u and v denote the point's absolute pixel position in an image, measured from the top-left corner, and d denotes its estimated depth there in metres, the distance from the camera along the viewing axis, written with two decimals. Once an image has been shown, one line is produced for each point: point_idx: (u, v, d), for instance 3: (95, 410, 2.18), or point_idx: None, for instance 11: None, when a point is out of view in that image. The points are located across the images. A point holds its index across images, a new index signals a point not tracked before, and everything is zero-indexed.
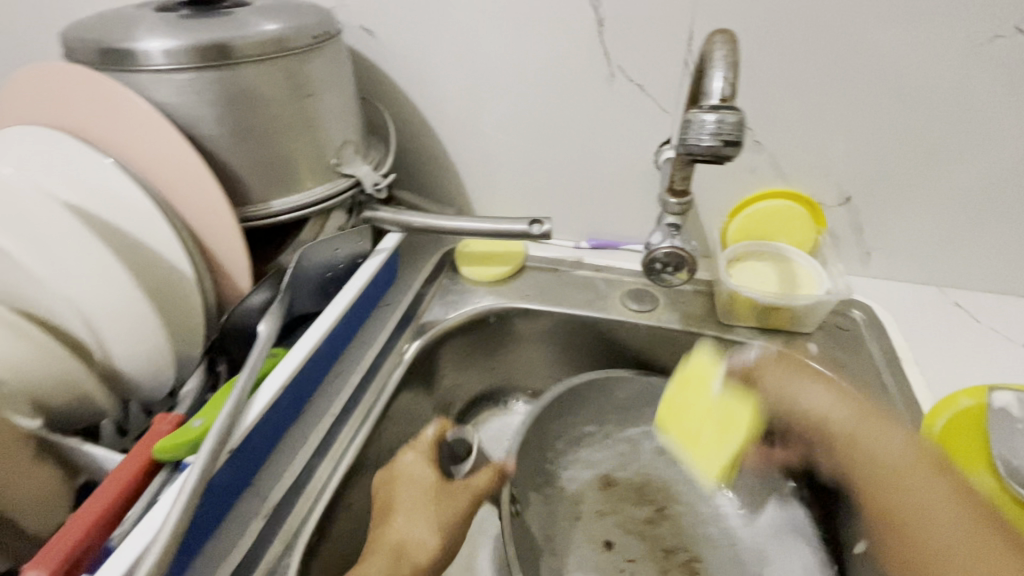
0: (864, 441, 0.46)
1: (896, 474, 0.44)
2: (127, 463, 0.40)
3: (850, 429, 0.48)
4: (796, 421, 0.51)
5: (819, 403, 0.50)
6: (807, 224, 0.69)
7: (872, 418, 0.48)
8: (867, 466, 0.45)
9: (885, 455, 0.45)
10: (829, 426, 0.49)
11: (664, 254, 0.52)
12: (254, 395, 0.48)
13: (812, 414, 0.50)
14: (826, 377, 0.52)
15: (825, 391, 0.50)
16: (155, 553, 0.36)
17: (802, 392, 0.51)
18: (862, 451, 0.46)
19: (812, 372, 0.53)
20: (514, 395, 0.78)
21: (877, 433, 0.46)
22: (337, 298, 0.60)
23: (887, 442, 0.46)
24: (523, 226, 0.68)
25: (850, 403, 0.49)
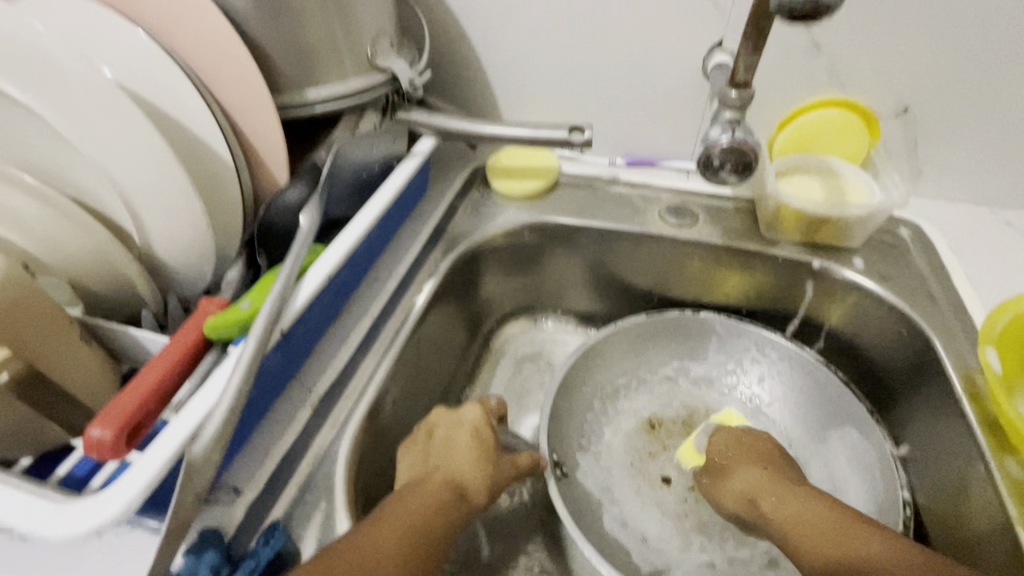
0: (793, 511, 0.48)
1: (821, 537, 0.44)
2: (180, 335, 0.40)
3: (777, 504, 0.49)
4: (736, 497, 0.53)
5: (750, 484, 0.52)
6: (861, 135, 0.66)
7: (796, 491, 0.50)
8: (798, 531, 0.46)
9: (808, 514, 0.47)
10: (759, 504, 0.51)
11: (723, 150, 0.50)
12: (301, 283, 0.46)
13: (748, 496, 0.52)
14: (760, 459, 0.55)
15: (754, 468, 0.53)
16: (218, 416, 0.35)
17: (738, 479, 0.54)
18: (792, 519, 0.47)
19: (747, 451, 0.56)
20: (546, 313, 0.77)
21: (803, 503, 0.48)
22: (375, 195, 0.57)
23: (809, 506, 0.48)
24: (563, 134, 0.63)
25: (779, 482, 0.51)
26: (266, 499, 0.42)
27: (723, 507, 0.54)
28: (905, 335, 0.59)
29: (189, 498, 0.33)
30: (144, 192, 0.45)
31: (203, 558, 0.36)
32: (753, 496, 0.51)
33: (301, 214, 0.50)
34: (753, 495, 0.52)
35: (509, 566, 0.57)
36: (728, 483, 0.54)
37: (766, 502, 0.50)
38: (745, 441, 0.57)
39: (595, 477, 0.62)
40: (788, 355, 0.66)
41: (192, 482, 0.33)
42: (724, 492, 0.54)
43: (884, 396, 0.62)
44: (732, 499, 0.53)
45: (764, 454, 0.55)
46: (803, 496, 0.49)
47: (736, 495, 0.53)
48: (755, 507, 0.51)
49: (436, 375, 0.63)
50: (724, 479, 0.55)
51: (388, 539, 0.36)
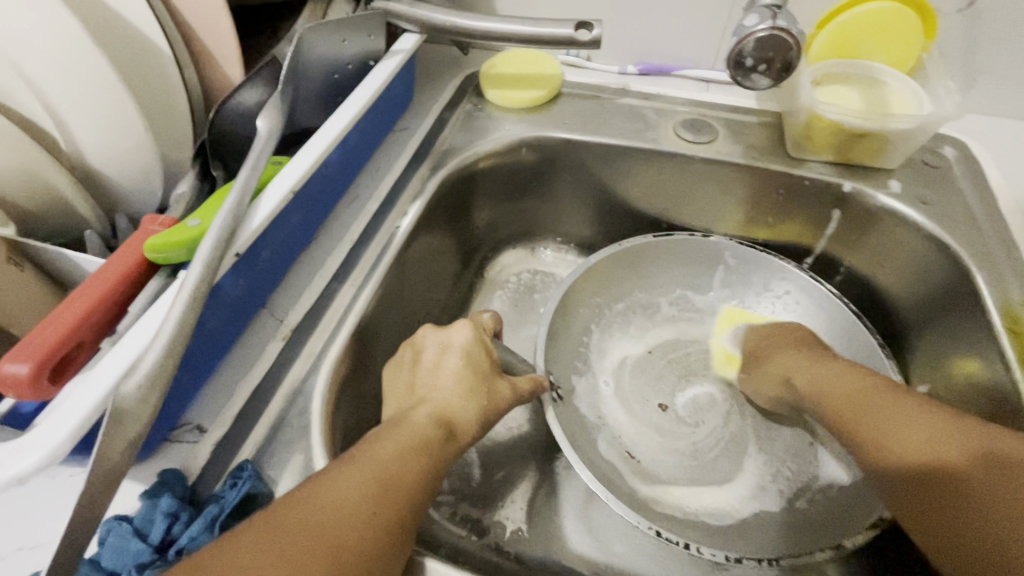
0: (831, 383, 0.47)
1: (845, 399, 0.45)
2: (115, 260, 0.34)
3: (811, 378, 0.49)
4: (771, 377, 0.52)
5: (788, 365, 0.51)
6: (914, 36, 0.56)
7: (837, 367, 0.48)
8: (830, 397, 0.47)
9: (853, 385, 0.46)
10: (798, 381, 0.49)
11: (756, 45, 0.42)
12: (261, 198, 0.39)
13: (783, 377, 0.51)
14: (794, 340, 0.53)
15: (794, 351, 0.52)
16: (155, 355, 0.30)
17: (775, 362, 0.52)
18: (837, 395, 0.46)
19: (787, 337, 0.54)
20: (543, 241, 0.71)
21: (854, 384, 0.46)
22: (347, 100, 0.49)
23: (852, 378, 0.47)
24: (568, 32, 0.51)
25: (811, 356, 0.50)
26: (234, 439, 0.38)
27: (757, 392, 0.54)
28: (939, 265, 0.53)
29: (123, 443, 0.29)
30: (62, 90, 0.38)
31: (159, 502, 0.32)
32: (791, 375, 0.50)
33: (259, 120, 0.43)
34: (791, 373, 0.50)
35: (503, 495, 0.55)
36: (762, 372, 0.54)
37: (803, 381, 0.49)
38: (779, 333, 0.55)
39: (593, 408, 0.59)
40: (801, 286, 0.60)
41: (124, 426, 0.29)
42: (760, 376, 0.54)
43: (898, 327, 0.58)
44: (768, 381, 0.53)
45: (801, 337, 0.53)
46: (838, 368, 0.48)
47: (772, 377, 0.52)
48: (790, 387, 0.50)
49: (424, 304, 0.58)
50: (760, 364, 0.54)
51: (354, 478, 0.32)
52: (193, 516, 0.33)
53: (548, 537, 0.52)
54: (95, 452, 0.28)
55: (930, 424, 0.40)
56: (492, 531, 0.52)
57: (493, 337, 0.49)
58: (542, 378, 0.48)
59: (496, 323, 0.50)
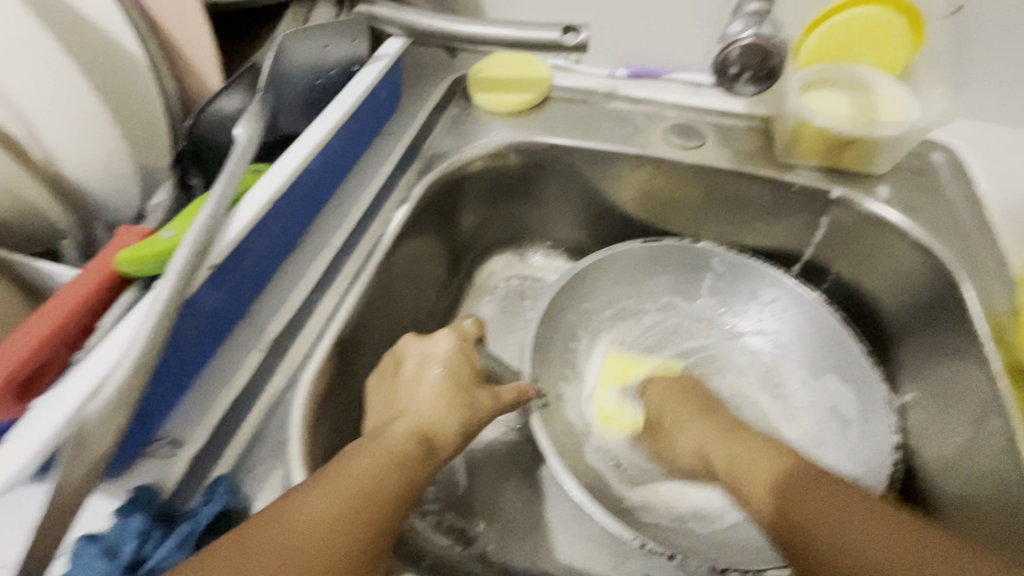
0: (746, 460, 0.46)
1: (765, 483, 0.43)
2: (85, 273, 0.34)
3: (725, 454, 0.47)
4: (686, 454, 0.51)
5: (701, 439, 0.50)
6: (902, 40, 0.56)
7: (753, 442, 0.47)
8: (744, 479, 0.45)
9: (775, 467, 0.44)
10: (712, 458, 0.49)
11: (741, 52, 0.41)
12: (237, 209, 0.39)
13: (698, 452, 0.50)
14: (695, 409, 0.53)
15: (700, 426, 0.51)
16: (121, 373, 0.29)
17: (683, 436, 0.51)
18: (756, 477, 0.44)
19: (687, 404, 0.53)
20: (532, 246, 0.70)
21: (774, 464, 0.44)
22: (330, 106, 0.48)
23: (769, 456, 0.45)
24: (555, 36, 0.51)
25: (725, 432, 0.49)
26: (211, 452, 0.38)
27: (673, 464, 0.53)
28: (926, 275, 0.53)
29: (85, 467, 0.28)
30: (32, 99, 0.37)
31: (131, 521, 0.32)
32: (706, 450, 0.49)
33: (237, 128, 0.42)
34: (702, 448, 0.50)
35: (488, 503, 0.54)
36: (672, 438, 0.52)
37: (720, 460, 0.48)
38: (684, 394, 0.55)
39: (580, 415, 0.59)
40: (789, 293, 0.60)
41: (88, 449, 0.28)
42: (674, 450, 0.52)
43: (885, 334, 0.57)
44: (682, 455, 0.52)
45: (705, 407, 0.53)
46: (752, 445, 0.47)
47: (687, 452, 0.51)
48: (705, 462, 0.49)
49: (410, 310, 0.57)
50: (668, 437, 0.53)
51: (327, 499, 0.32)
52: (166, 534, 0.33)
53: (533, 546, 0.52)
54: (57, 471, 0.28)
55: (856, 516, 0.38)
56: (477, 541, 0.52)
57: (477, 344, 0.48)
58: (528, 387, 0.48)
59: (479, 330, 0.49)
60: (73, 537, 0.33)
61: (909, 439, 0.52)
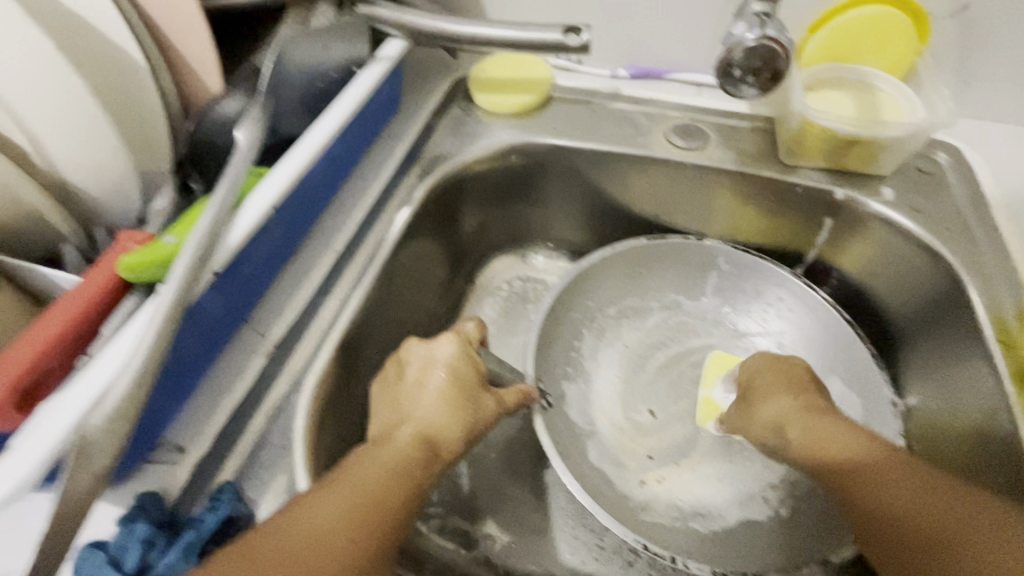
0: (829, 441, 0.42)
1: (820, 446, 0.42)
2: (87, 280, 0.34)
3: (807, 433, 0.44)
4: (765, 425, 0.47)
5: (783, 413, 0.46)
6: (907, 38, 0.56)
7: (834, 422, 0.44)
8: (829, 455, 0.42)
9: (857, 450, 0.41)
10: (791, 433, 0.45)
11: (744, 54, 0.41)
12: (238, 214, 0.38)
13: (776, 424, 0.46)
14: (793, 386, 0.48)
15: (793, 401, 0.47)
16: (124, 382, 0.29)
17: (768, 407, 0.47)
18: (839, 458, 0.41)
19: (784, 381, 0.48)
20: (535, 247, 0.70)
21: (857, 443, 0.41)
22: (331, 108, 0.48)
23: (863, 442, 0.41)
24: (558, 36, 0.50)
25: (814, 410, 0.45)
26: (214, 459, 0.38)
27: (750, 434, 0.49)
28: (932, 275, 0.53)
29: (89, 477, 0.28)
30: (34, 105, 0.37)
31: (134, 529, 0.32)
32: (784, 425, 0.45)
33: (238, 132, 0.42)
34: (784, 423, 0.46)
35: (492, 506, 0.54)
36: (755, 409, 0.49)
37: (797, 433, 0.44)
38: (782, 366, 0.50)
39: (583, 416, 0.58)
40: (793, 293, 0.59)
41: (90, 460, 0.28)
42: (753, 419, 0.49)
43: (890, 334, 0.57)
44: (760, 427, 0.48)
45: (806, 385, 0.48)
46: (842, 428, 0.43)
47: (763, 424, 0.47)
48: (781, 435, 0.46)
49: (413, 312, 0.57)
50: (752, 408, 0.49)
51: (331, 507, 0.32)
52: (169, 542, 0.33)
53: (537, 549, 0.52)
54: (61, 481, 0.28)
55: (914, 493, 0.37)
56: (481, 544, 0.52)
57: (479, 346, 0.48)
58: (531, 389, 0.47)
59: (480, 333, 0.49)
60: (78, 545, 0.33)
61: (913, 442, 0.52)
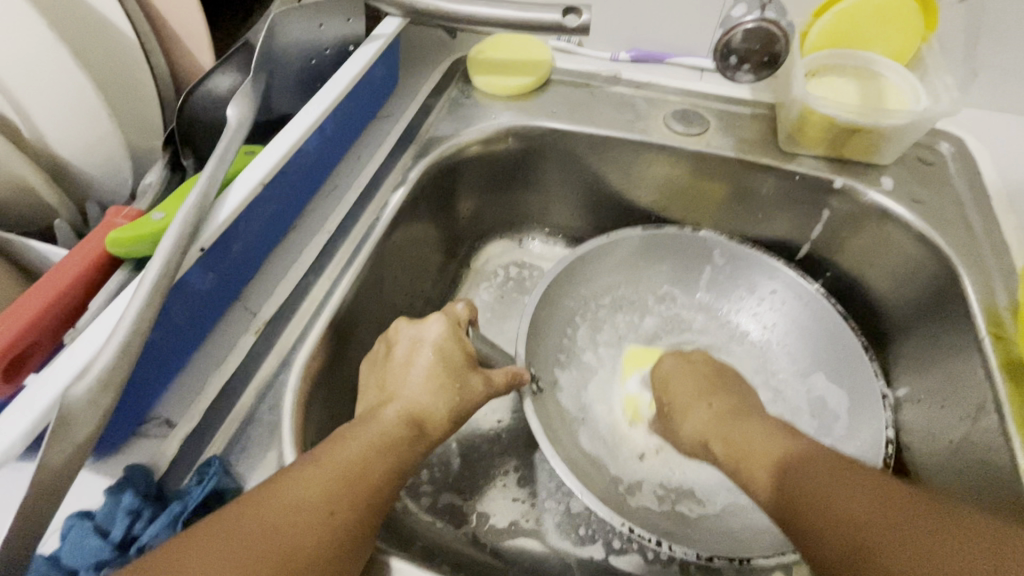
0: (746, 443, 0.45)
1: (740, 452, 0.45)
2: (76, 254, 0.34)
3: (730, 443, 0.46)
4: (690, 439, 0.50)
5: (703, 425, 0.49)
6: (913, 27, 0.55)
7: (751, 426, 0.46)
8: (745, 459, 0.44)
9: (767, 449, 0.43)
10: (714, 445, 0.47)
11: (741, 40, 0.40)
12: (227, 191, 0.38)
13: (700, 439, 0.49)
14: (707, 392, 0.52)
15: (710, 407, 0.50)
16: (108, 356, 0.29)
17: (690, 420, 0.51)
18: (755, 458, 0.43)
19: (698, 386, 0.52)
20: (531, 231, 0.70)
21: (761, 439, 0.44)
22: (324, 86, 0.47)
23: (777, 442, 0.43)
24: (556, 17, 0.49)
25: (727, 416, 0.48)
26: (202, 433, 0.38)
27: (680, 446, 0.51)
28: (928, 266, 0.52)
29: (72, 447, 0.29)
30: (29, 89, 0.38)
31: (120, 499, 0.33)
32: (709, 439, 0.48)
33: (229, 108, 0.42)
34: (706, 435, 0.49)
35: (482, 485, 0.55)
36: (679, 416, 0.52)
37: (719, 443, 0.47)
38: (693, 373, 0.54)
39: (575, 399, 0.59)
40: (788, 285, 0.59)
41: (72, 431, 0.28)
42: (678, 432, 0.52)
43: (884, 327, 0.57)
44: (687, 440, 0.51)
45: (712, 387, 0.52)
46: (760, 434, 0.45)
47: (690, 438, 0.50)
48: (708, 449, 0.48)
49: (406, 294, 0.57)
50: (675, 419, 0.52)
51: (307, 486, 0.31)
52: (156, 513, 0.33)
53: (524, 529, 0.52)
54: (41, 454, 0.28)
55: (845, 487, 0.36)
56: (470, 522, 0.52)
57: (468, 327, 0.48)
58: (520, 371, 0.48)
59: (470, 314, 0.49)
60: (65, 514, 0.33)
61: (901, 434, 0.52)
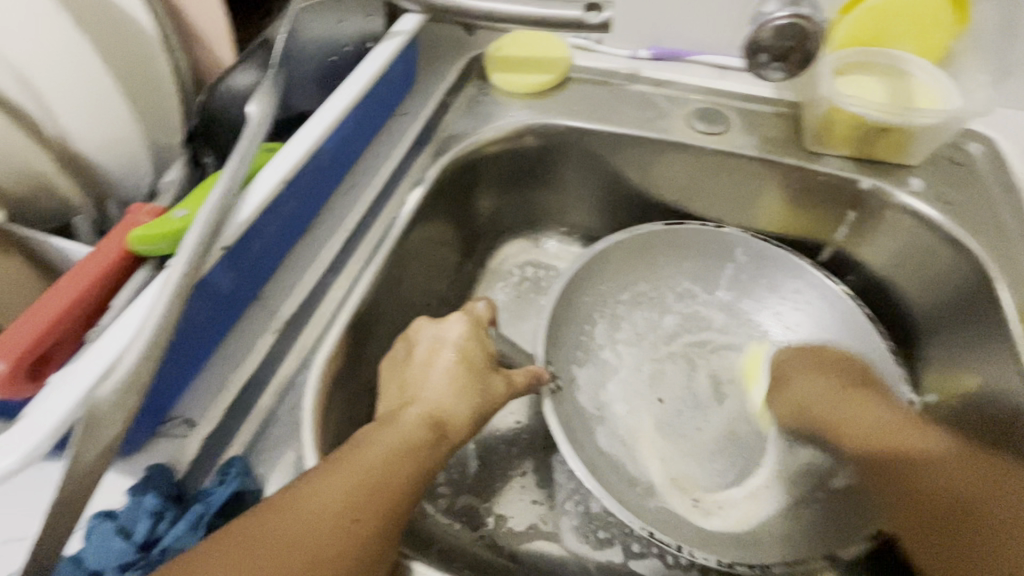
0: (872, 426, 0.49)
1: (833, 410, 0.51)
2: (99, 252, 0.34)
3: (838, 413, 0.50)
4: (788, 408, 0.52)
5: (814, 395, 0.51)
6: (942, 21, 0.53)
7: (873, 403, 0.50)
8: (850, 427, 0.50)
9: (880, 422, 0.49)
10: (813, 409, 0.51)
11: (772, 36, 0.39)
12: (248, 188, 0.38)
13: (798, 404, 0.52)
14: (838, 377, 0.52)
15: (832, 383, 0.52)
16: (132, 357, 0.29)
17: (802, 389, 0.52)
18: (882, 433, 0.49)
19: (818, 369, 0.52)
20: (547, 231, 0.69)
21: (874, 415, 0.50)
22: (344, 83, 0.46)
23: (897, 418, 0.49)
24: (577, 13, 0.48)
25: (857, 394, 0.51)
26: (222, 433, 0.38)
27: (778, 424, 0.53)
28: (958, 269, 0.51)
29: (98, 448, 0.28)
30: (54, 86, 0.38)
31: (143, 500, 0.32)
32: (810, 406, 0.51)
33: (250, 105, 0.41)
34: (809, 404, 0.51)
35: (499, 486, 0.54)
36: (788, 393, 0.53)
37: (828, 414, 0.51)
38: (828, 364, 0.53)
39: (593, 401, 0.58)
40: (812, 284, 0.58)
41: (99, 432, 0.28)
42: (780, 403, 0.53)
43: (911, 330, 0.56)
44: (783, 410, 0.53)
45: (845, 381, 0.51)
46: (878, 409, 0.50)
47: (788, 404, 0.52)
48: (805, 414, 0.51)
49: (424, 293, 0.56)
50: (778, 393, 0.54)
51: (335, 487, 0.31)
52: (179, 515, 0.33)
53: (542, 532, 0.52)
54: (69, 455, 0.28)
55: None
56: (488, 525, 0.52)
57: (489, 327, 0.48)
58: (541, 370, 0.47)
59: (491, 313, 0.48)
60: (88, 515, 0.33)
61: None
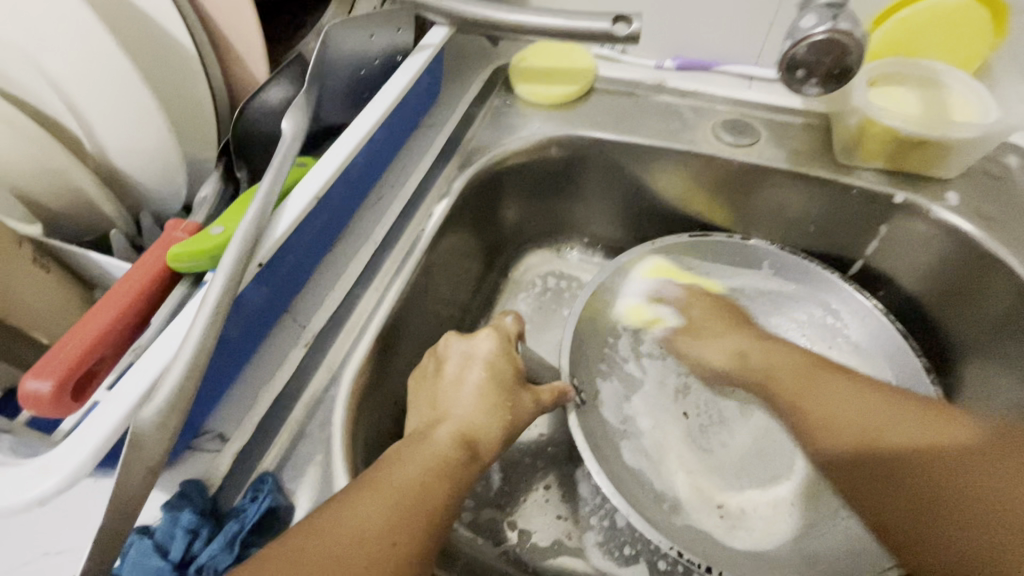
0: (773, 363, 0.50)
1: (765, 369, 0.51)
2: (139, 269, 0.34)
3: (766, 356, 0.51)
4: (718, 361, 0.54)
5: (734, 343, 0.54)
6: (978, 33, 0.52)
7: (778, 346, 0.52)
8: (771, 378, 0.50)
9: (786, 364, 0.50)
10: (750, 358, 0.52)
11: (807, 53, 0.39)
12: (283, 205, 0.38)
13: (733, 352, 0.53)
14: (730, 322, 0.56)
15: (741, 334, 0.54)
16: (174, 377, 0.29)
17: (723, 342, 0.54)
18: (773, 375, 0.50)
19: (724, 314, 0.57)
20: (570, 241, 0.69)
21: (775, 354, 0.51)
22: (374, 98, 0.46)
23: (787, 354, 0.50)
24: (606, 25, 0.48)
25: (759, 338, 0.53)
26: (255, 448, 0.38)
27: (706, 370, 0.56)
28: (999, 288, 0.50)
29: (140, 468, 0.29)
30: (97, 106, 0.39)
31: (179, 517, 0.33)
32: (745, 354, 0.52)
33: (284, 120, 0.42)
34: (738, 354, 0.53)
35: (522, 500, 0.54)
36: (706, 341, 0.56)
37: (757, 356, 0.52)
38: (721, 308, 0.57)
39: (618, 415, 0.57)
40: (845, 300, 0.57)
41: (142, 452, 0.29)
42: (704, 353, 0.56)
43: (947, 347, 0.55)
44: (717, 360, 0.54)
45: (734, 319, 0.56)
46: (775, 350, 0.51)
47: (720, 356, 0.54)
48: (740, 362, 0.53)
49: (448, 305, 0.56)
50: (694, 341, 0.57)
51: (372, 510, 0.31)
52: (214, 532, 0.33)
53: (566, 548, 0.51)
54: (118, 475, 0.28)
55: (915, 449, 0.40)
56: (511, 539, 0.51)
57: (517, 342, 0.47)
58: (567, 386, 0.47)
59: (519, 329, 0.47)
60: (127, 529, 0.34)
61: None
